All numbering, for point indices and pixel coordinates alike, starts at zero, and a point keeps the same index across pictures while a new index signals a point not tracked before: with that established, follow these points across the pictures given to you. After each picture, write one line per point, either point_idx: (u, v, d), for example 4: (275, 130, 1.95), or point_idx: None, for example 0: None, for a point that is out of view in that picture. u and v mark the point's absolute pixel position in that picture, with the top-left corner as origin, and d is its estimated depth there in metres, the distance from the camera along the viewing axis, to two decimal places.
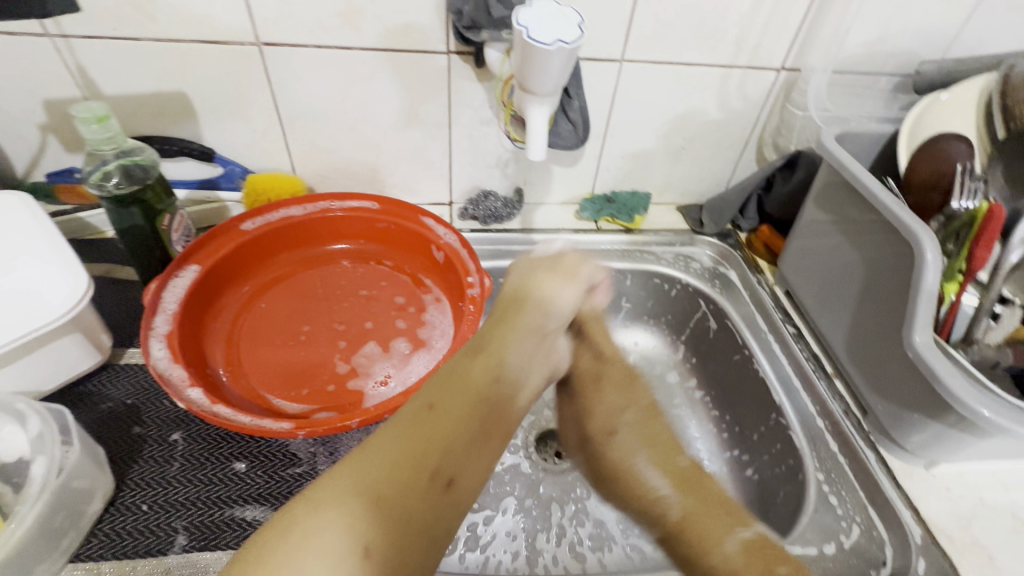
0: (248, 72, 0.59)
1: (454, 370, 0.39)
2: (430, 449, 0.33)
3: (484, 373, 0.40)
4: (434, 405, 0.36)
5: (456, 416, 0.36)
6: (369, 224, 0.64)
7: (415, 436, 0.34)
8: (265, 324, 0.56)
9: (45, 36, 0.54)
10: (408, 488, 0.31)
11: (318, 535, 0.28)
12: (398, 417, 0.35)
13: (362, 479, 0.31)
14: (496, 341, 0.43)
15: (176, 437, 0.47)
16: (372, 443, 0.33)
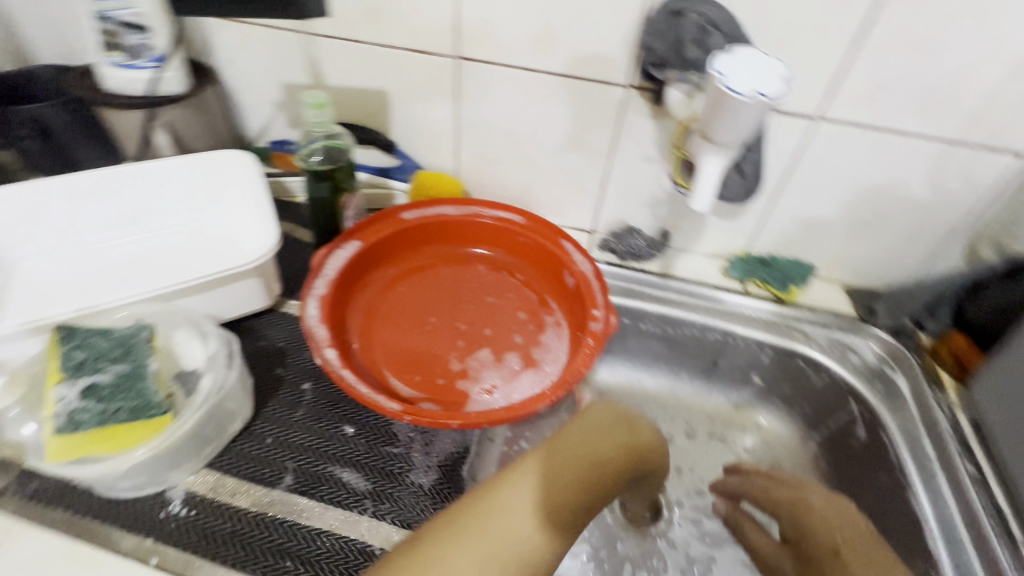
0: (441, 80, 0.65)
1: (564, 442, 0.38)
2: (552, 498, 0.34)
3: (568, 437, 0.38)
4: (546, 488, 0.35)
5: (551, 493, 0.35)
6: (511, 236, 0.66)
7: (535, 500, 0.34)
8: (399, 307, 0.61)
9: (298, 31, 0.65)
10: (527, 544, 0.32)
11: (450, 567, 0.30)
12: (506, 483, 0.35)
13: (465, 564, 0.31)
14: (573, 444, 0.38)
15: (305, 387, 0.53)
16: (481, 516, 0.33)
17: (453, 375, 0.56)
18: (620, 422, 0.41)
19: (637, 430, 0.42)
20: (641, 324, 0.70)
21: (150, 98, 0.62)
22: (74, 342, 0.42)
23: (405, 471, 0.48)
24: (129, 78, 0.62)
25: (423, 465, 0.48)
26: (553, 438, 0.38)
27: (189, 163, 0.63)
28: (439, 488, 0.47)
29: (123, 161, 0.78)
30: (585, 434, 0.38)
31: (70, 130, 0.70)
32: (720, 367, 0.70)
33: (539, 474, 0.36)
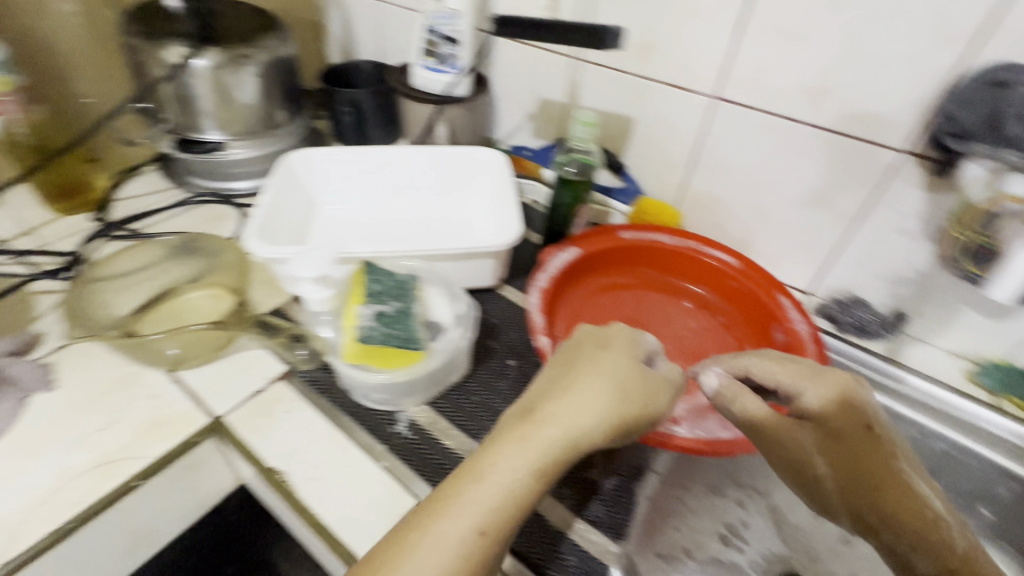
0: (691, 116, 0.68)
1: (546, 442, 0.37)
2: (496, 517, 0.34)
3: (558, 430, 0.37)
4: (605, 412, 0.39)
5: (516, 496, 0.35)
6: (722, 277, 0.66)
7: (499, 504, 0.35)
8: (599, 316, 0.65)
9: (572, 56, 0.73)
10: (510, 493, 0.35)
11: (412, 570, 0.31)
12: (493, 475, 0.35)
13: (512, 469, 0.35)
14: (552, 411, 0.38)
15: (510, 363, 0.59)
16: (445, 505, 0.34)
17: None
18: (592, 342, 0.44)
19: (637, 377, 0.42)
20: None
21: (444, 96, 0.75)
22: (376, 274, 0.52)
23: (587, 468, 0.51)
24: (436, 80, 0.75)
25: (604, 469, 0.52)
26: (529, 420, 0.38)
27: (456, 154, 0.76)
28: (616, 494, 0.50)
29: (396, 141, 0.95)
30: (567, 374, 0.41)
31: (374, 111, 0.88)
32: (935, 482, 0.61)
33: (531, 459, 0.36)
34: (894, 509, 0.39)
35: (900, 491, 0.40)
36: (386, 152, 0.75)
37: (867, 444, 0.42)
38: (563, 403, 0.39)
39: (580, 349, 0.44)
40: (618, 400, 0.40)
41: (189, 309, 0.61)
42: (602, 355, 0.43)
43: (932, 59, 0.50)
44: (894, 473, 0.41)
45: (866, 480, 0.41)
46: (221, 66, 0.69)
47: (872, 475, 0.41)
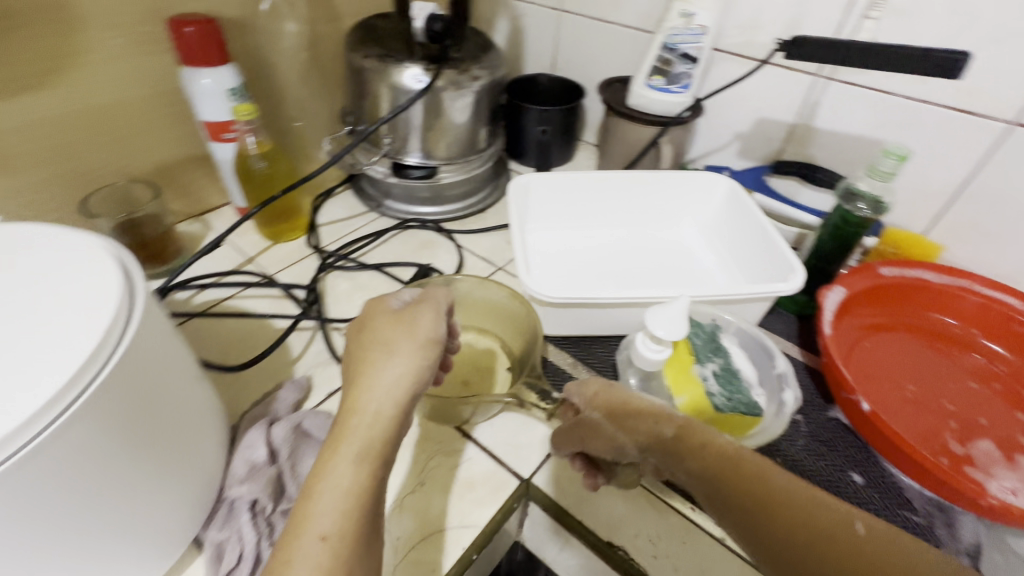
0: (971, 143, 0.61)
1: (362, 431, 0.34)
2: (346, 524, 0.30)
3: (365, 416, 0.34)
4: (408, 363, 0.37)
5: (364, 492, 0.32)
6: (1004, 322, 0.61)
7: (344, 526, 0.30)
8: (872, 363, 0.60)
9: (817, 75, 0.67)
10: (339, 481, 0.32)
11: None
12: (322, 475, 0.32)
13: (338, 471, 0.32)
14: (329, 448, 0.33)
15: (798, 419, 0.54)
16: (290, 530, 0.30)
17: (959, 458, 0.52)
18: (386, 316, 0.40)
19: (428, 350, 0.38)
20: None
21: (676, 119, 0.70)
22: (692, 327, 0.49)
23: (932, 546, 0.46)
24: (664, 102, 0.70)
25: (952, 546, 0.46)
26: (339, 427, 0.34)
27: (679, 178, 0.71)
28: None
29: (572, 160, 0.91)
30: (374, 359, 0.37)
31: (558, 133, 0.84)
32: None
33: (341, 448, 0.33)
34: (728, 470, 0.34)
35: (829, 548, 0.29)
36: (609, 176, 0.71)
37: (746, 485, 0.33)
38: (371, 388, 0.35)
39: (365, 330, 0.40)
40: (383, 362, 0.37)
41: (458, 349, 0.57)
42: (394, 340, 0.38)
43: None
44: (766, 471, 0.33)
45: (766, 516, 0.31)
46: (448, 88, 0.66)
47: (747, 491, 0.33)
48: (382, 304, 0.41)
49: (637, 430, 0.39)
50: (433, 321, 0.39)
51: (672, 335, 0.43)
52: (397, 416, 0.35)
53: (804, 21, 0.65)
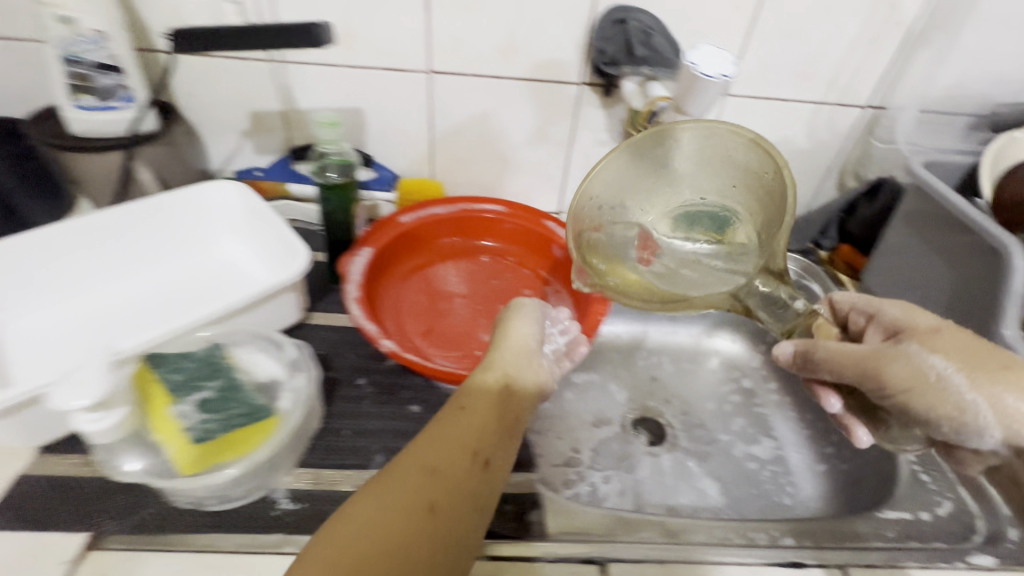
0: (415, 93, 0.72)
1: (487, 386, 0.48)
2: (463, 458, 0.42)
3: (499, 370, 0.50)
4: (531, 352, 0.52)
5: (461, 453, 0.42)
6: (499, 225, 0.75)
7: (422, 462, 0.41)
8: (417, 302, 0.67)
9: (270, 60, 0.68)
10: (456, 441, 0.43)
11: (353, 546, 0.36)
12: (435, 420, 0.45)
13: (457, 435, 0.43)
14: (428, 435, 0.43)
15: (362, 382, 0.57)
16: (390, 476, 0.40)
17: (488, 346, 0.64)
18: (514, 311, 0.55)
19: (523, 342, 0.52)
20: None
21: (135, 135, 0.61)
22: (170, 366, 0.45)
23: None
24: (111, 121, 0.61)
25: None
26: (473, 378, 0.49)
27: (176, 198, 0.64)
28: None
29: None
30: (476, 387, 0.48)
31: (13, 186, 0.66)
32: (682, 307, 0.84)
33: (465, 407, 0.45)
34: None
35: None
36: (53, 233, 0.58)
37: None
38: (502, 343, 0.52)
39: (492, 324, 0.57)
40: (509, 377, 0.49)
41: (732, 159, 0.53)
42: (506, 316, 0.55)
43: (574, 8, 0.65)
44: None
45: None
46: None
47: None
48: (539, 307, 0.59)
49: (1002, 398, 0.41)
50: (530, 324, 0.54)
51: (99, 393, 0.38)
52: (530, 369, 0.51)
53: (226, 10, 0.64)
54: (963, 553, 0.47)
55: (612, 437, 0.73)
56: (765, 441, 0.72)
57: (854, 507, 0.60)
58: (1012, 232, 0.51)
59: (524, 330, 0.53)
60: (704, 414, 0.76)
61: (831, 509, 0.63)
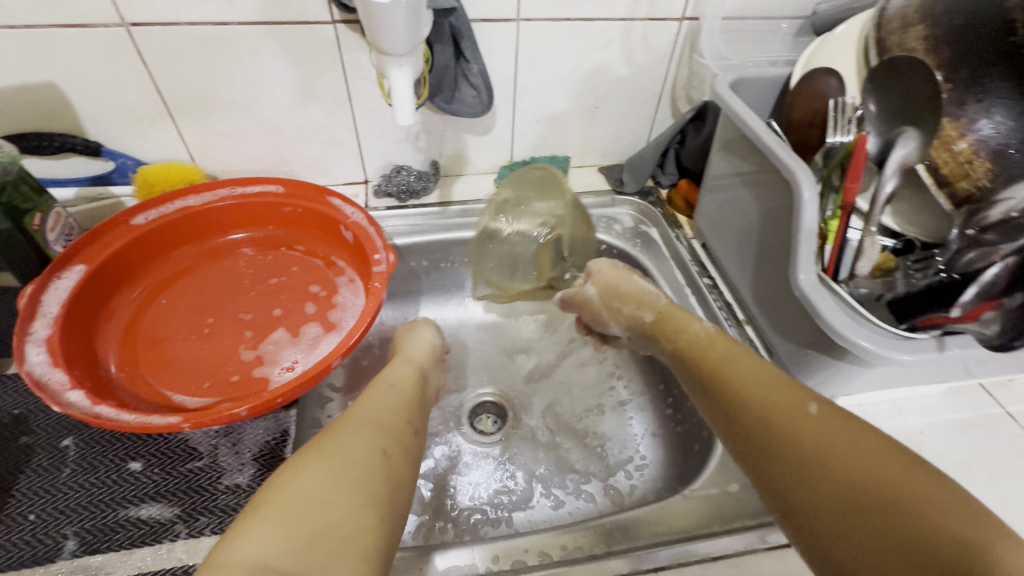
0: (120, 56, 0.56)
1: (399, 378, 0.49)
2: (394, 420, 0.42)
3: (404, 368, 0.52)
4: (427, 358, 0.55)
5: (402, 416, 0.43)
6: (273, 209, 0.62)
7: (395, 429, 0.41)
8: (162, 324, 0.55)
9: None
10: (393, 412, 0.43)
11: (328, 488, 0.33)
12: (371, 395, 0.45)
13: (377, 406, 0.43)
14: (361, 404, 0.43)
15: (68, 443, 0.46)
16: (344, 427, 0.39)
17: (249, 366, 0.53)
18: (409, 330, 0.59)
19: (438, 349, 0.58)
20: (442, 262, 0.72)
21: None
22: None
23: (216, 479, 0.45)
24: None
25: (235, 465, 0.46)
26: (387, 373, 0.50)
27: None
28: (259, 479, 0.45)
29: None
30: (383, 378, 0.49)
31: None
32: None
33: (382, 390, 0.46)
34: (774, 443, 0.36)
35: (835, 494, 0.31)
36: None
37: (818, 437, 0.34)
38: (399, 358, 0.54)
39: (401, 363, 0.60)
40: (422, 374, 0.52)
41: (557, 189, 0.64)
42: (412, 334, 0.58)
43: None
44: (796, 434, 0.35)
45: (789, 477, 0.34)
46: None
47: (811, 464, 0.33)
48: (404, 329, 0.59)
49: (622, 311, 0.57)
50: (432, 337, 0.58)
51: None
52: (425, 376, 0.53)
53: None
54: (761, 532, 0.42)
55: None
56: (609, 409, 0.66)
57: (684, 478, 0.55)
58: (802, 157, 0.44)
59: (419, 344, 0.56)
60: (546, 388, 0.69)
61: (667, 479, 0.58)
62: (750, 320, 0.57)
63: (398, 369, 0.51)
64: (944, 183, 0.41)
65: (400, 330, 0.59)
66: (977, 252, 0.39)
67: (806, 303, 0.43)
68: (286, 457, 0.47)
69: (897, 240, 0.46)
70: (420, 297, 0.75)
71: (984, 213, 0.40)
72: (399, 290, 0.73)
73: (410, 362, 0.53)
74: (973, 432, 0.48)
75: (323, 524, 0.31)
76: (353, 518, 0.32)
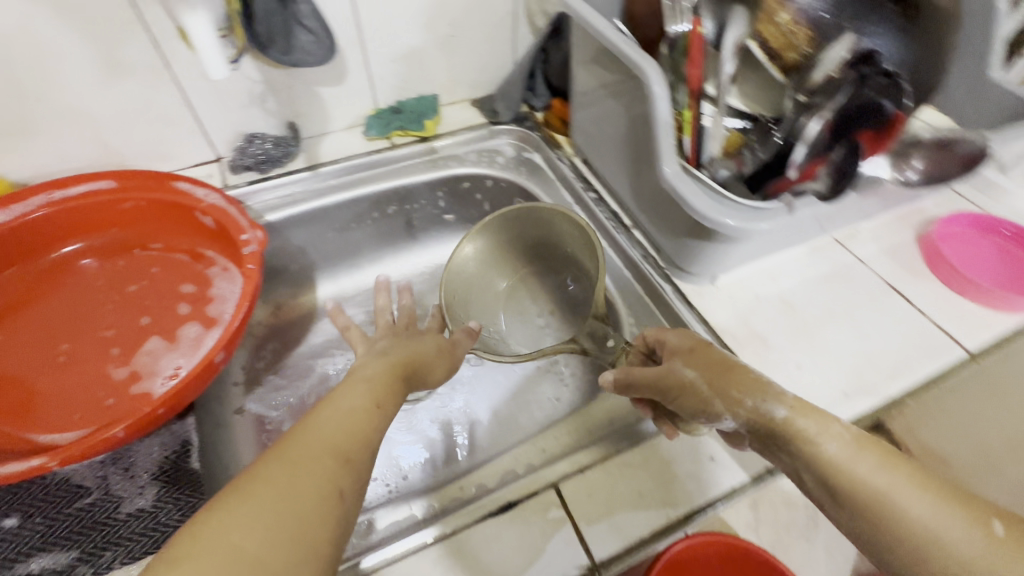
0: None
1: (378, 375, 0.40)
2: (361, 440, 0.33)
3: (383, 361, 0.42)
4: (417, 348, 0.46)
5: (370, 434, 0.34)
6: (109, 208, 0.54)
7: (359, 453, 0.33)
8: (4, 363, 0.47)
9: None
10: (355, 428, 0.34)
11: (259, 554, 0.26)
12: (339, 398, 0.36)
13: (340, 417, 0.34)
14: (319, 419, 0.34)
15: None
16: (297, 456, 0.31)
17: (125, 384, 0.47)
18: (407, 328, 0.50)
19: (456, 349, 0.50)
20: (328, 230, 0.68)
21: None
22: None
23: (114, 509, 0.41)
24: None
25: (134, 489, 0.42)
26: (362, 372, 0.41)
27: None
28: (166, 497, 0.42)
29: None
30: (359, 376, 0.39)
31: None
32: (416, 223, 0.73)
33: (349, 393, 0.37)
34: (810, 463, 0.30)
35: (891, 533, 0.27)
36: None
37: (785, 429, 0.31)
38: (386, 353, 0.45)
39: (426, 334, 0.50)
40: (409, 363, 0.43)
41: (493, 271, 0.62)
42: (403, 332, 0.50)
43: None
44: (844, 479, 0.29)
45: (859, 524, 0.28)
46: None
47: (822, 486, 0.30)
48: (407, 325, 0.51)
49: (743, 403, 0.33)
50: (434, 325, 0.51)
51: None
52: (416, 364, 0.44)
53: None
54: None
55: None
56: None
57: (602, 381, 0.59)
58: (649, 53, 0.45)
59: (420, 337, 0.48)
60: None
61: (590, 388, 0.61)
62: (636, 224, 0.60)
63: (385, 359, 0.43)
64: (775, 57, 0.45)
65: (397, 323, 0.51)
66: (807, 114, 0.41)
67: (674, 195, 0.45)
68: (192, 467, 0.44)
69: (746, 121, 0.48)
70: (314, 270, 0.71)
71: (809, 77, 0.43)
72: (288, 269, 0.69)
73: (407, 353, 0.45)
74: (833, 279, 0.55)
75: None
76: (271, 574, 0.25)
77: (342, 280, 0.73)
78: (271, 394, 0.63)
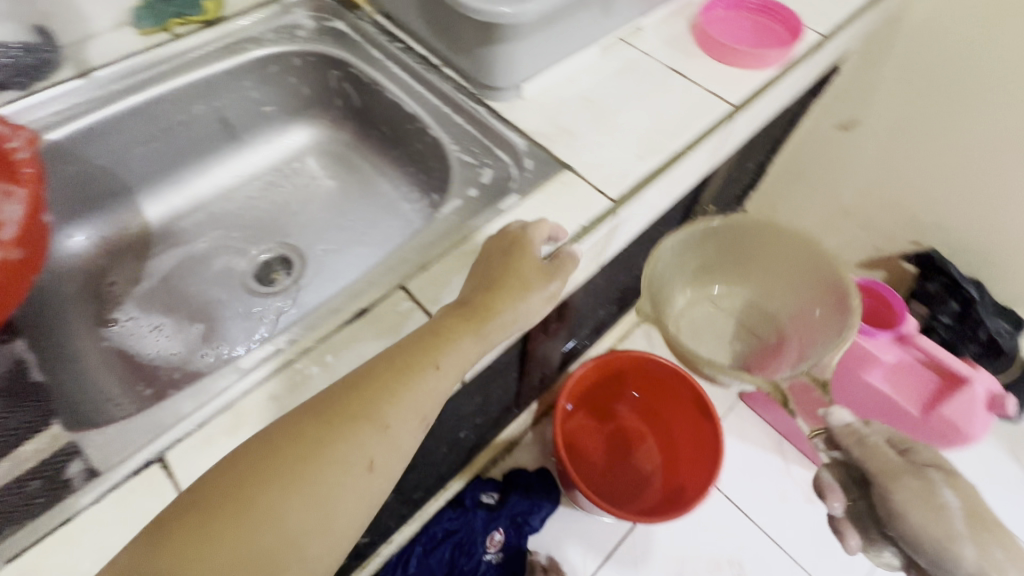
0: None
1: (445, 337, 0.40)
2: (403, 416, 0.37)
3: (458, 314, 0.42)
4: (483, 283, 0.43)
5: (420, 409, 0.37)
6: None
7: (396, 423, 0.36)
8: None
9: None
10: (396, 403, 0.37)
11: (281, 512, 0.32)
12: (396, 367, 0.38)
13: (393, 393, 0.37)
14: (377, 390, 0.36)
15: None
16: (335, 431, 0.35)
17: None
18: (502, 238, 0.45)
19: (547, 280, 0.44)
20: (131, 142, 0.63)
21: None
22: None
23: None
24: None
25: None
26: (441, 331, 0.40)
27: None
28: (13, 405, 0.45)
29: None
30: (431, 335, 0.40)
31: None
32: (233, 122, 0.70)
33: (409, 363, 0.38)
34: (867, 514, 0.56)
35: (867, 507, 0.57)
36: None
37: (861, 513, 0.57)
38: (478, 299, 0.42)
39: (510, 258, 0.44)
40: (481, 318, 0.41)
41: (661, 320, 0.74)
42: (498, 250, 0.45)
43: None
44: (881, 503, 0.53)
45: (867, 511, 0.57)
46: None
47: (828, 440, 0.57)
48: (505, 237, 0.45)
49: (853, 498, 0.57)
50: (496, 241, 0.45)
51: None
52: (489, 302, 0.42)
53: None
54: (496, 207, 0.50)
55: (231, 301, 0.66)
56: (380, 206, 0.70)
57: None
58: None
59: (494, 268, 0.44)
60: (318, 223, 0.71)
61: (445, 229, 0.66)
62: (444, 61, 0.61)
63: (468, 312, 0.41)
64: None
65: (492, 239, 0.46)
66: None
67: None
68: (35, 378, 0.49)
69: None
70: (133, 191, 0.66)
71: None
72: (100, 194, 0.64)
73: (486, 294, 0.42)
74: (625, 71, 0.61)
75: (258, 559, 0.31)
76: (297, 534, 0.32)
77: (168, 196, 0.69)
78: (126, 321, 0.62)
